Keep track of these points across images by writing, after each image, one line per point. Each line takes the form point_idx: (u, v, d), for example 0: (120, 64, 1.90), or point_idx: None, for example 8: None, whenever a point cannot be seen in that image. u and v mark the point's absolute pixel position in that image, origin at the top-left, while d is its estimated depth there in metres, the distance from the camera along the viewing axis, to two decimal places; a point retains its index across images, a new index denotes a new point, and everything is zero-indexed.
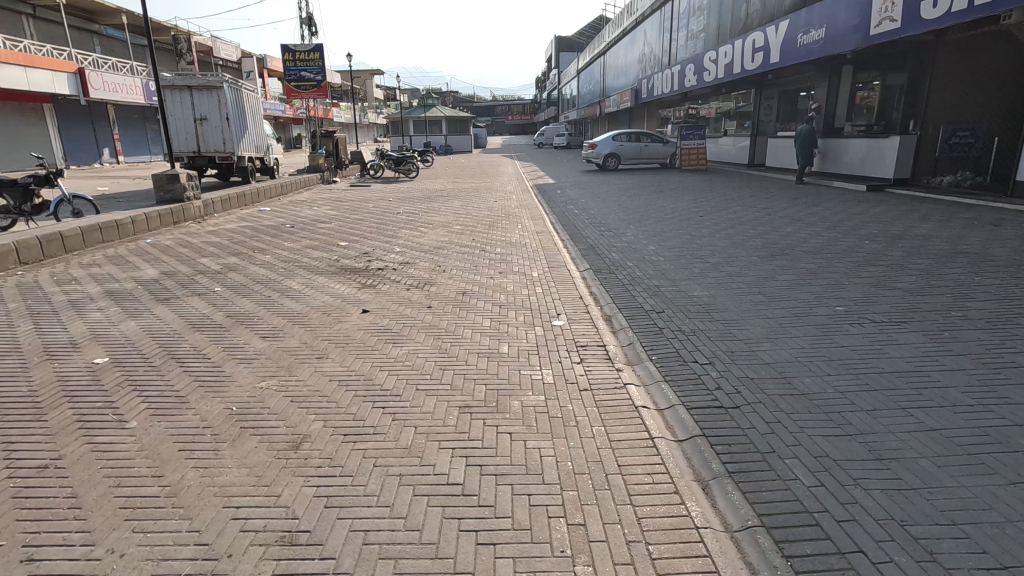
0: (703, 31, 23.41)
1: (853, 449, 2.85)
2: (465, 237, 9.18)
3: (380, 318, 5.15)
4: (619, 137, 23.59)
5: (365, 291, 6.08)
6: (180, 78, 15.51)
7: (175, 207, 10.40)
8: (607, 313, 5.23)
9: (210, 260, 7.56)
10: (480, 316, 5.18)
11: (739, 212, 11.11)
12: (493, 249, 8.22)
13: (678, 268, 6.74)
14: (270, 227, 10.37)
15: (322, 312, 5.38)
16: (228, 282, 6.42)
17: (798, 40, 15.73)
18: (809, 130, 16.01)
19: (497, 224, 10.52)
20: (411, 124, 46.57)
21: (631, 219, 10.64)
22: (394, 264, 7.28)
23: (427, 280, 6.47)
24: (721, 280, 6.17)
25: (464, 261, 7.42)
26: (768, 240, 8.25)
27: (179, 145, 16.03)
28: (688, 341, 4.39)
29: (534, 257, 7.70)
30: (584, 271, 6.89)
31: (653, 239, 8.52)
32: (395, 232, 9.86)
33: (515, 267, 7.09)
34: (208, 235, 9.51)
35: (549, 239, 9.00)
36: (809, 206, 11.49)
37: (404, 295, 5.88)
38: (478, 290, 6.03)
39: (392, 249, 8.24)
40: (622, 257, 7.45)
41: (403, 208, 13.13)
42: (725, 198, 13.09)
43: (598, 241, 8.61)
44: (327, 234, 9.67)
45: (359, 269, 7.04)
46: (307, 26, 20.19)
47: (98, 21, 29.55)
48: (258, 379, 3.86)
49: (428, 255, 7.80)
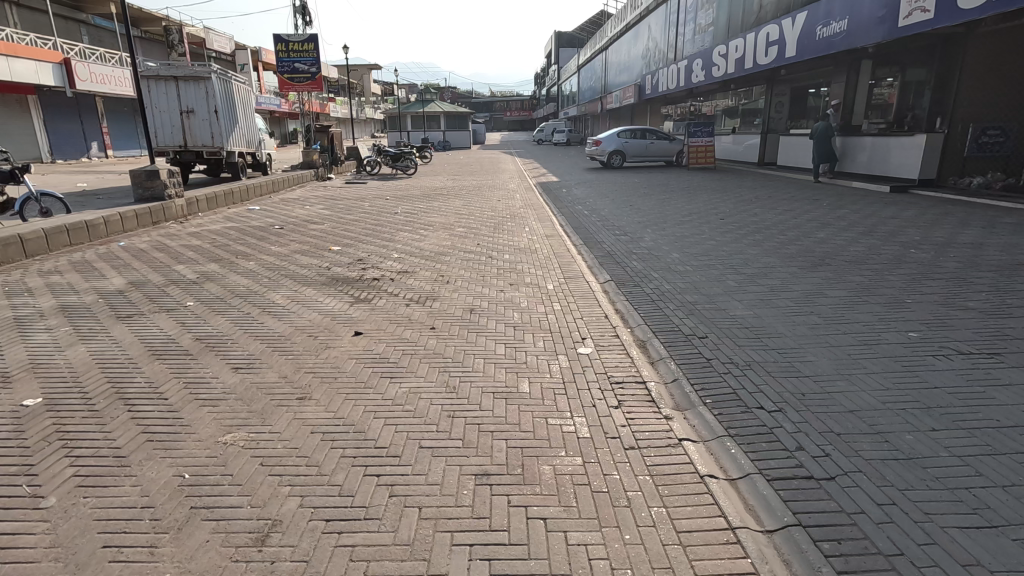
0: (712, 24, 22.61)
1: (1009, 552, 2.13)
2: (469, 241, 8.42)
3: (375, 343, 4.40)
4: (624, 133, 22.80)
5: (359, 306, 5.33)
6: (166, 68, 14.67)
7: (155, 206, 9.63)
8: (640, 338, 4.50)
9: (187, 267, 6.79)
10: (492, 341, 4.43)
11: (761, 214, 10.38)
12: (500, 255, 7.48)
13: (710, 281, 6.01)
14: (257, 228, 9.59)
15: (308, 334, 4.62)
16: (203, 295, 5.65)
17: (817, 33, 14.99)
18: (827, 127, 15.29)
19: (503, 226, 9.76)
20: (409, 120, 45.71)
21: (647, 222, 9.89)
22: (392, 273, 6.53)
23: (430, 293, 5.73)
24: (763, 296, 5.44)
25: (469, 270, 6.66)
26: (803, 247, 7.52)
27: (165, 139, 15.14)
28: (745, 379, 3.66)
29: (546, 265, 6.95)
30: (604, 284, 6.15)
31: (676, 246, 7.79)
32: (394, 234, 9.10)
33: (526, 278, 6.35)
34: (189, 236, 8.74)
35: (561, 244, 8.26)
36: (836, 209, 10.74)
37: (404, 313, 5.13)
38: (487, 307, 5.29)
39: (389, 255, 7.49)
40: (645, 267, 6.71)
41: (401, 207, 12.34)
42: (742, 199, 12.36)
43: (615, 247, 7.88)
44: (318, 237, 8.89)
45: (352, 279, 6.28)
46: (300, 15, 19.31)
47: (86, 10, 28.61)
48: (222, 431, 3.10)
49: (430, 262, 7.05)
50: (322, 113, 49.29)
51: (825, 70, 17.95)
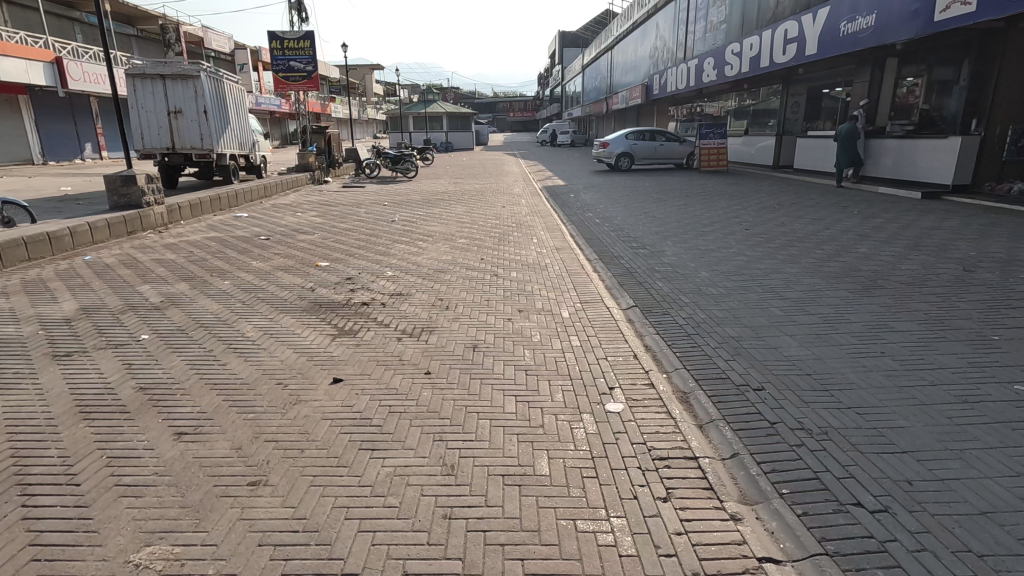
0: (725, 21, 21.74)
1: None
2: (472, 256, 7.61)
3: (357, 396, 3.59)
4: (633, 134, 21.98)
5: (342, 342, 4.51)
6: (153, 66, 13.90)
7: (130, 215, 8.88)
8: (682, 390, 3.67)
9: (153, 288, 6.02)
10: (500, 393, 3.63)
11: (788, 224, 9.55)
12: (505, 273, 6.68)
13: (749, 308, 5.20)
14: (241, 238, 8.81)
15: (277, 381, 3.81)
16: (162, 325, 4.86)
17: (840, 29, 14.17)
18: (850, 129, 14.44)
19: (509, 238, 8.94)
20: (411, 122, 44.83)
21: (665, 233, 9.09)
22: (384, 296, 5.72)
23: (427, 323, 4.93)
24: (816, 328, 4.64)
25: (471, 292, 5.86)
26: (848, 266, 6.68)
27: (151, 141, 14.37)
28: (827, 456, 2.84)
29: (558, 286, 6.16)
30: (628, 310, 5.32)
31: (702, 263, 6.98)
32: (389, 246, 8.30)
33: (537, 303, 5.54)
34: (164, 248, 7.96)
35: (573, 259, 7.45)
36: (870, 217, 9.89)
37: (393, 351, 4.32)
38: (493, 342, 4.47)
39: (382, 272, 6.69)
40: (671, 289, 5.89)
41: (399, 215, 11.55)
42: (764, 206, 11.53)
43: (634, 263, 7.06)
44: (307, 249, 8.09)
45: (337, 304, 5.48)
46: (296, 12, 18.54)
47: (80, 8, 27.85)
48: (138, 542, 2.30)
49: (428, 282, 6.25)
50: (323, 114, 48.50)
51: (846, 69, 17.09)
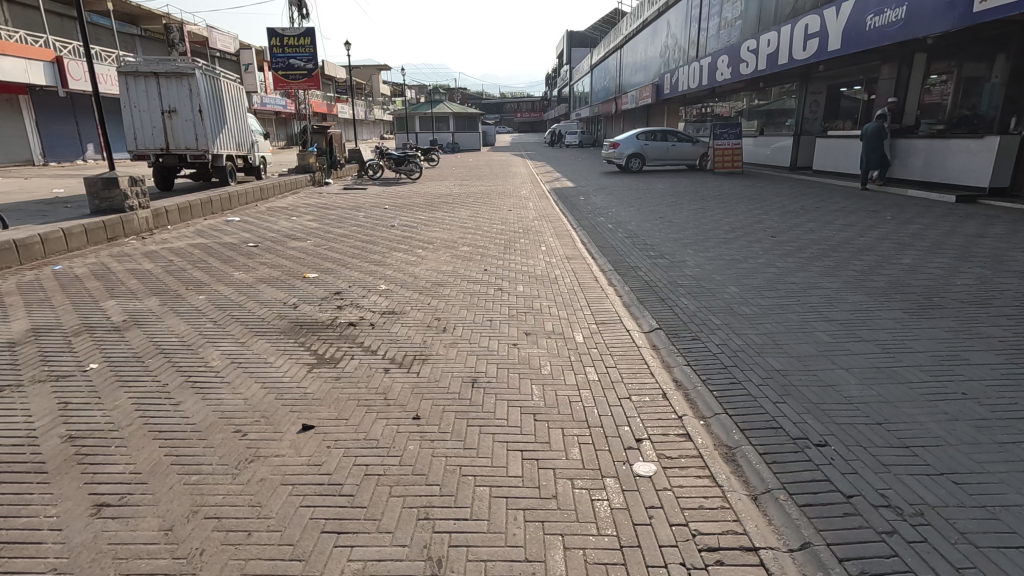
0: (741, 17, 20.95)
1: None
2: (473, 266, 6.94)
3: (329, 450, 2.93)
4: (644, 134, 21.24)
5: (318, 375, 3.86)
6: (146, 64, 13.36)
7: (110, 220, 8.30)
8: (726, 444, 2.99)
9: (119, 303, 5.41)
10: (502, 447, 2.97)
11: (816, 230, 8.85)
12: (511, 287, 6.02)
13: (789, 332, 4.52)
14: (228, 245, 8.22)
15: (234, 428, 3.17)
16: (118, 351, 4.25)
17: (866, 22, 13.41)
18: (877, 129, 13.67)
19: (515, 245, 8.28)
20: (417, 122, 44.17)
21: (684, 240, 8.39)
22: (374, 315, 5.09)
23: (420, 350, 4.28)
24: (873, 358, 3.96)
25: (472, 310, 5.23)
26: (894, 280, 5.97)
27: (145, 141, 13.78)
28: (935, 555, 2.15)
29: (570, 303, 5.50)
30: (650, 333, 4.64)
31: (729, 276, 6.29)
32: (385, 255, 7.65)
33: (545, 323, 4.88)
34: (143, 257, 7.37)
35: (585, 270, 6.78)
36: (904, 223, 9.16)
37: (377, 387, 3.67)
38: (495, 376, 3.81)
39: (374, 286, 6.04)
40: (698, 308, 5.21)
41: (398, 219, 10.92)
42: (787, 211, 10.81)
43: (653, 276, 6.39)
44: (296, 257, 7.47)
45: (320, 326, 4.83)
46: (297, 8, 17.95)
47: (82, 7, 27.45)
48: None
49: (424, 298, 5.60)
50: (328, 114, 47.96)
51: (871, 65, 16.28)
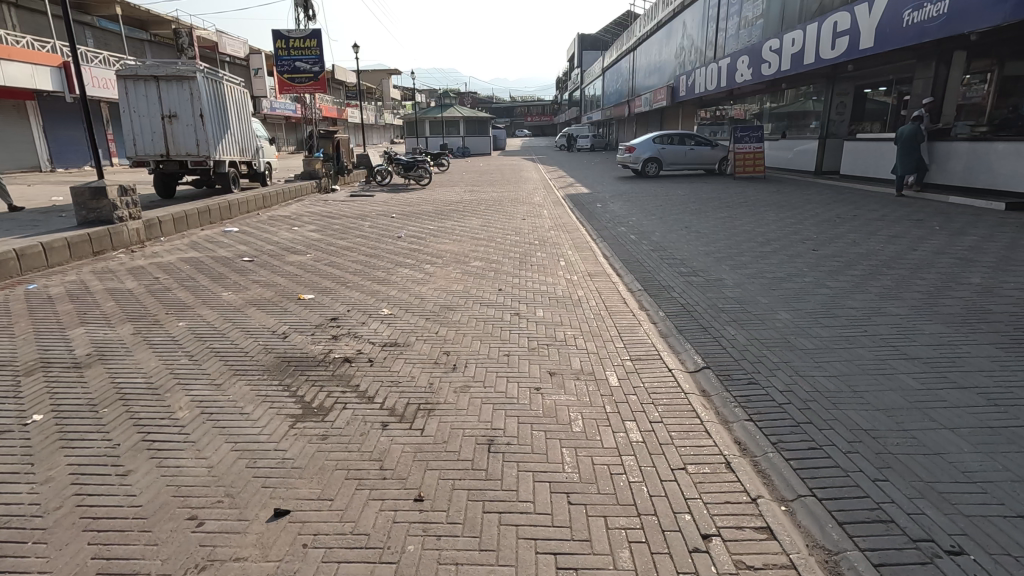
0: (763, 16, 20.15)
1: None
2: (487, 286, 6.26)
3: (304, 552, 2.27)
4: (661, 138, 20.49)
5: (302, 433, 3.18)
6: (146, 67, 12.87)
7: (96, 232, 7.73)
8: (824, 547, 2.28)
9: (87, 332, 4.79)
10: (529, 549, 2.29)
11: (862, 243, 8.06)
12: (530, 312, 5.33)
13: (865, 374, 3.80)
14: (221, 260, 7.61)
15: (190, 513, 2.50)
16: (70, 397, 3.60)
17: (903, 18, 12.59)
18: (914, 131, 12.84)
19: (532, 260, 7.59)
20: (428, 126, 43.59)
21: (717, 255, 7.65)
22: (373, 348, 4.42)
23: (426, 397, 3.59)
24: (980, 414, 3.22)
25: (485, 342, 4.54)
26: (971, 304, 5.19)
27: (144, 146, 13.25)
28: None
29: (597, 331, 4.80)
30: (697, 374, 3.93)
31: (776, 299, 5.54)
32: (390, 271, 7.00)
33: (572, 360, 4.17)
34: (127, 274, 6.78)
35: (612, 290, 6.07)
36: (957, 235, 8.35)
37: (372, 451, 2.99)
38: (516, 436, 3.12)
39: (377, 310, 5.37)
40: (748, 340, 4.48)
41: (406, 229, 10.27)
42: (823, 220, 10.03)
43: (689, 299, 5.66)
44: (293, 274, 6.83)
45: (309, 363, 4.16)
46: (303, 9, 17.43)
47: (91, 12, 27.17)
48: None
49: (433, 326, 4.92)
50: (339, 118, 47.64)
51: (905, 64, 15.39)
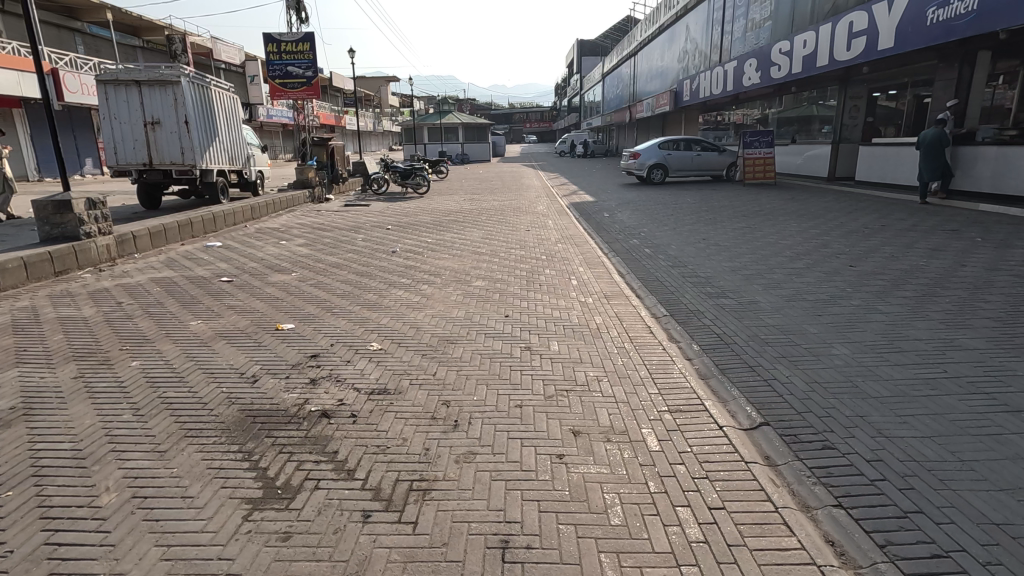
0: (771, 18, 19.55)
1: None
2: (492, 311, 5.54)
3: None
4: (667, 144, 19.80)
5: (258, 530, 2.44)
6: (127, 71, 12.17)
7: (58, 250, 6.99)
8: None
9: (17, 376, 4.03)
10: None
11: (901, 258, 7.35)
12: (541, 344, 4.59)
13: (966, 434, 3.05)
14: (197, 280, 6.88)
15: None
16: None
17: (926, 17, 11.94)
18: (938, 135, 12.17)
19: (539, 278, 6.87)
20: (426, 132, 42.90)
21: (745, 272, 6.93)
22: (360, 397, 3.68)
23: (421, 471, 2.86)
24: None
25: (492, 388, 3.79)
26: None
27: (126, 155, 12.56)
28: None
29: (624, 372, 4.05)
30: (754, 433, 3.19)
31: (827, 328, 4.81)
32: (383, 293, 6.27)
33: (599, 415, 3.42)
34: (86, 299, 6.04)
35: (634, 316, 5.34)
36: (1005, 247, 7.63)
37: (348, 562, 2.24)
38: (537, 535, 2.39)
39: (365, 344, 4.63)
40: (808, 384, 3.73)
41: (402, 242, 9.57)
42: (850, 231, 9.34)
43: (726, 328, 4.92)
44: (273, 298, 6.10)
45: (278, 419, 3.40)
46: (295, 11, 16.77)
47: (80, 18, 26.50)
48: None
49: (430, 365, 4.18)
50: (336, 125, 47.04)
51: (924, 65, 14.72)
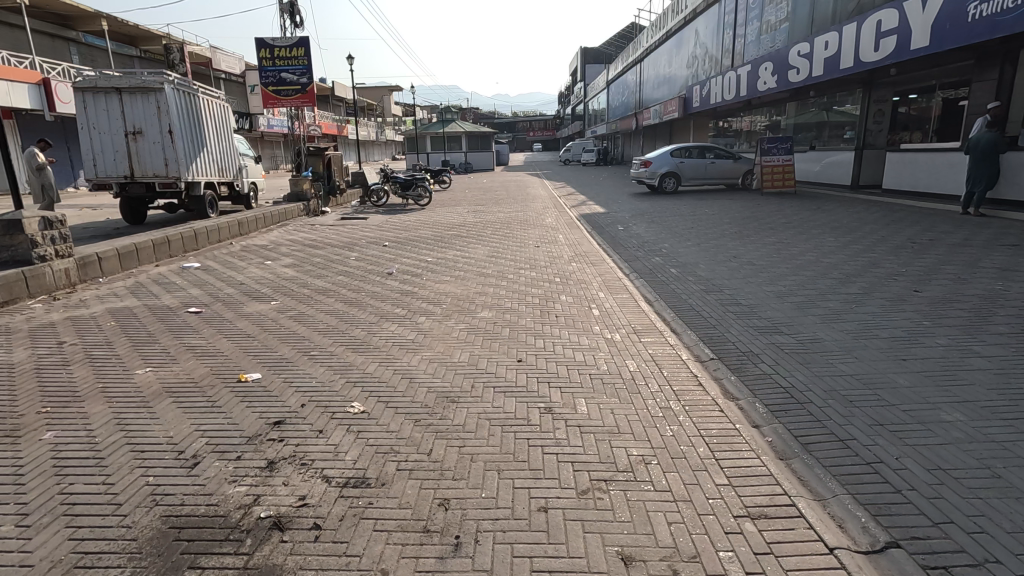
0: (789, 19, 18.67)
1: None
2: (501, 354, 4.58)
3: None
4: (678, 151, 19.02)
5: None
6: (106, 77, 11.34)
7: (5, 277, 6.08)
8: None
9: None
10: None
11: (970, 281, 6.37)
12: (565, 406, 3.61)
13: None
14: (161, 311, 5.97)
15: None
16: None
17: (966, 12, 11.01)
18: (988, 141, 10.97)
19: (555, 307, 5.93)
20: (429, 142, 42.10)
21: (795, 299, 5.96)
22: (327, 494, 2.72)
23: None
24: None
25: (508, 479, 2.83)
26: None
27: (105, 167, 11.69)
28: None
29: (679, 452, 3.07)
30: (883, 561, 2.23)
31: (921, 380, 3.83)
32: (372, 328, 5.34)
33: (659, 529, 2.46)
34: (24, 337, 5.13)
35: (675, 361, 4.37)
36: None
37: None
38: None
39: (343, 405, 3.67)
40: (931, 474, 2.76)
41: (399, 262, 8.65)
42: (897, 247, 8.37)
43: (795, 381, 3.94)
44: (243, 335, 5.17)
45: (212, 535, 2.45)
46: (289, 14, 15.97)
47: (76, 27, 25.92)
48: None
49: (423, 439, 3.22)
50: (337, 134, 46.33)
51: (959, 66, 13.77)
